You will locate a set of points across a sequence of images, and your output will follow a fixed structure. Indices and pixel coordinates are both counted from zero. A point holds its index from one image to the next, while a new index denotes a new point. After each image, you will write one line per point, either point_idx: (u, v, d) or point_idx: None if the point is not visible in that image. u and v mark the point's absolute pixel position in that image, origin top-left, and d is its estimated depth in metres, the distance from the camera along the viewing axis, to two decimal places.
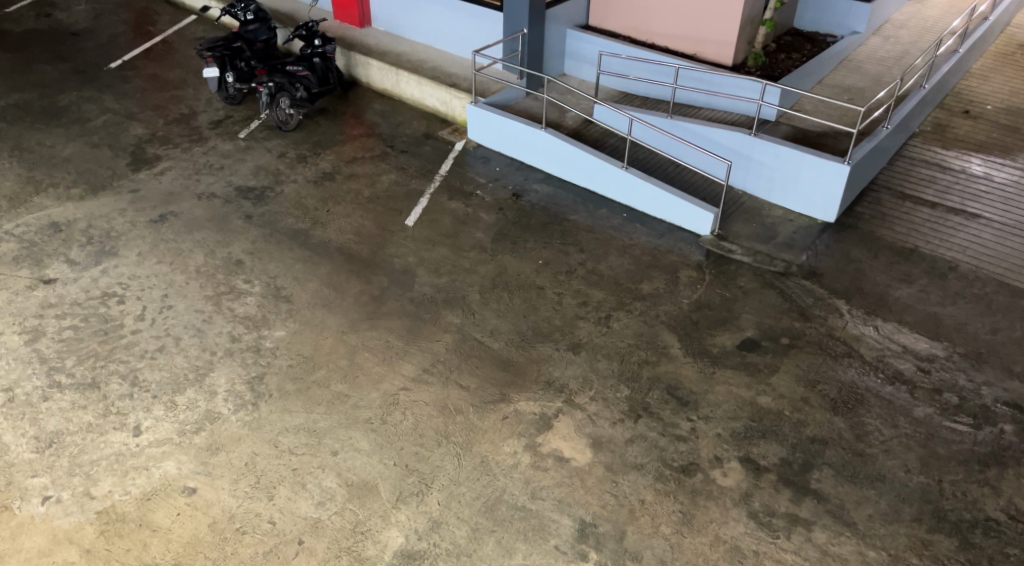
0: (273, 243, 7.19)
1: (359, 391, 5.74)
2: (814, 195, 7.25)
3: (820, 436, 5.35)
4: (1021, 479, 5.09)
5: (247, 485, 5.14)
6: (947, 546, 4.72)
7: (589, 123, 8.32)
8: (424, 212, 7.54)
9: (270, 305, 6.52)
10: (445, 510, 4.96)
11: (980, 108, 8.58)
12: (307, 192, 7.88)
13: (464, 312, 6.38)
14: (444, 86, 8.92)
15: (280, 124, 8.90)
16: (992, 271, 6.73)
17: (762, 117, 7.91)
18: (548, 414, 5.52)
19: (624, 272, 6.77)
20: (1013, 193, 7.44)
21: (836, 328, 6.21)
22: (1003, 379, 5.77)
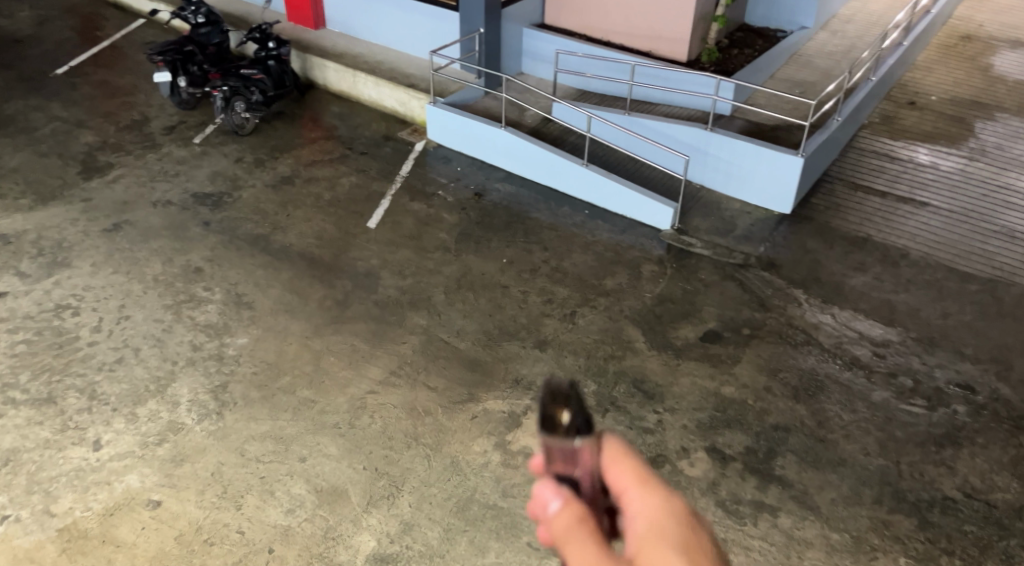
0: (232, 250, 7.09)
1: (325, 396, 5.69)
2: (771, 188, 7.40)
3: (782, 424, 5.47)
4: (975, 457, 5.27)
5: (214, 495, 5.07)
6: (907, 526, 4.86)
7: (548, 122, 8.37)
8: (386, 214, 7.50)
9: (231, 312, 6.42)
10: (417, 513, 4.95)
11: (925, 99, 8.84)
12: (265, 197, 7.79)
13: (429, 313, 6.37)
14: (402, 86, 8.88)
15: (237, 129, 8.77)
16: (941, 257, 6.95)
17: (718, 111, 8.04)
18: (517, 413, 5.54)
19: (588, 269, 6.83)
20: (959, 181, 7.67)
21: (795, 317, 6.35)
22: (954, 362, 5.96)
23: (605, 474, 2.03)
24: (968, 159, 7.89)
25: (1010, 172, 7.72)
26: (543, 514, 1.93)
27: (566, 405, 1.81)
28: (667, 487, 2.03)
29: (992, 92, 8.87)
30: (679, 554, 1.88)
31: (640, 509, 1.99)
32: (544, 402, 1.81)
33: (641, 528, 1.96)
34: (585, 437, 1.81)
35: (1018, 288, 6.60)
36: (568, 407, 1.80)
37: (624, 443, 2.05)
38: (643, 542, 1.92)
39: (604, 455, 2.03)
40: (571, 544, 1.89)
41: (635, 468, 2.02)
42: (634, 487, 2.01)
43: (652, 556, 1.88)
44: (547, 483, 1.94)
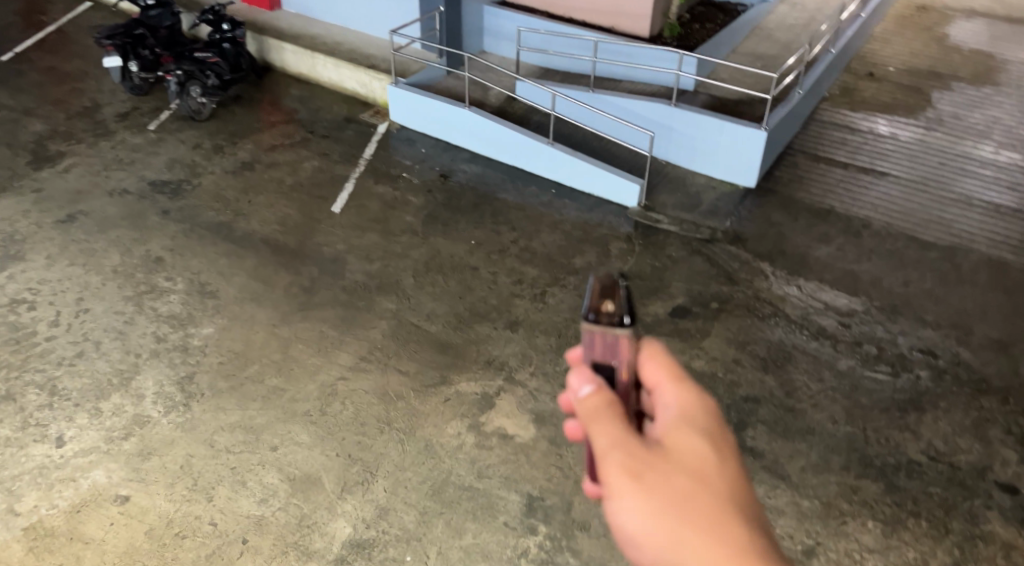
0: (194, 238, 6.93)
1: (295, 384, 5.62)
2: (735, 162, 7.43)
3: (752, 395, 5.54)
4: (938, 421, 5.39)
5: (184, 488, 4.99)
6: (875, 490, 4.96)
7: (512, 100, 8.30)
8: (351, 198, 7.39)
9: (195, 302, 6.29)
10: (392, 497, 4.93)
11: (883, 70, 8.94)
12: (225, 183, 7.62)
13: (398, 297, 6.31)
14: (362, 68, 8.73)
15: (193, 114, 8.57)
16: (902, 225, 7.06)
17: (681, 87, 8.04)
18: (489, 394, 5.52)
19: (556, 247, 6.81)
20: (918, 151, 7.79)
21: (762, 290, 6.41)
22: (917, 328, 6.08)
23: (639, 372, 2.20)
24: (926, 129, 8.01)
25: (966, 141, 7.86)
26: (575, 396, 2.08)
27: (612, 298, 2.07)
28: (698, 387, 2.19)
29: (948, 62, 8.99)
30: (703, 436, 2.04)
31: (671, 400, 2.15)
32: (594, 292, 2.06)
33: (670, 413, 2.12)
34: (628, 326, 2.06)
35: (976, 255, 6.74)
36: (614, 298, 2.06)
37: (661, 346, 2.23)
38: (670, 425, 2.07)
39: (642, 354, 2.20)
40: (598, 420, 2.02)
41: (669, 366, 2.19)
42: (667, 382, 2.18)
43: (678, 435, 2.04)
44: (584, 370, 2.11)
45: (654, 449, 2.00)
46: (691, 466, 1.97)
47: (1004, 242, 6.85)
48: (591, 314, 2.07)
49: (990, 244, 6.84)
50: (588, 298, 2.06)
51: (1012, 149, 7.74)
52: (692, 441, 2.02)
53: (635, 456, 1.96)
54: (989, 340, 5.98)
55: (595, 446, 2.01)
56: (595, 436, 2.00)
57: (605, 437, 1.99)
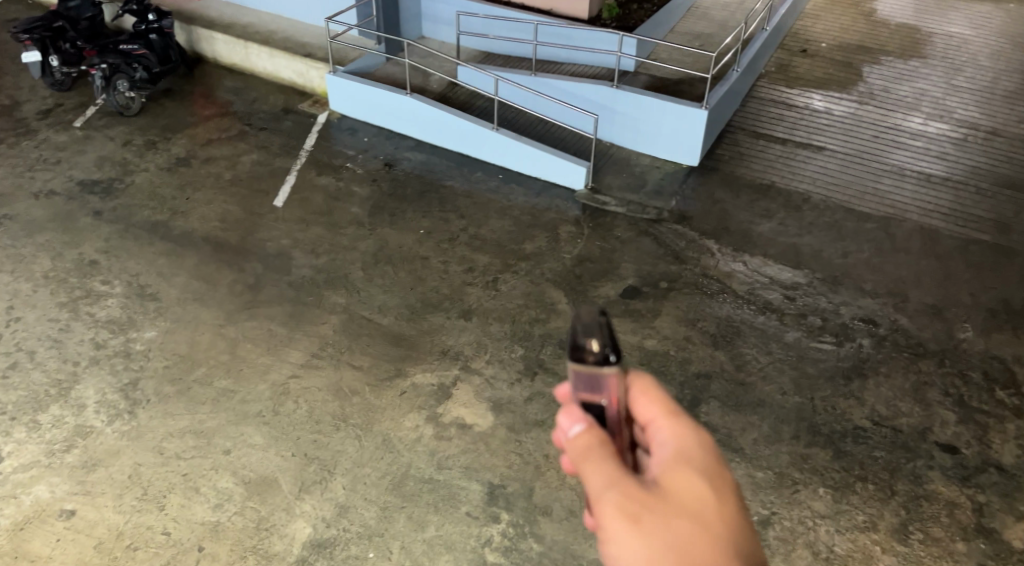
0: (129, 239, 6.68)
1: (245, 385, 5.48)
2: (677, 141, 7.51)
3: (704, 371, 5.64)
4: (881, 386, 5.57)
5: (134, 498, 4.83)
6: (824, 457, 5.11)
7: (454, 86, 8.21)
8: (293, 191, 7.22)
9: (134, 305, 6.07)
10: (352, 494, 4.86)
11: (815, 46, 9.12)
12: (160, 180, 7.35)
13: (348, 291, 6.20)
14: (298, 56, 8.51)
15: (121, 109, 8.20)
16: (840, 198, 7.25)
17: (622, 68, 8.07)
18: (446, 384, 5.49)
19: (505, 233, 6.79)
20: (852, 125, 7.98)
21: (709, 267, 6.51)
22: (858, 298, 6.26)
23: (633, 408, 2.23)
24: (858, 103, 8.22)
25: (896, 114, 8.09)
26: (566, 437, 2.10)
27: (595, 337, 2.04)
28: (694, 423, 2.22)
29: (876, 36, 9.23)
30: (700, 476, 2.06)
31: (666, 439, 2.17)
32: (576, 332, 2.03)
33: (666, 453, 2.14)
34: (614, 367, 2.04)
35: (909, 224, 6.96)
36: (597, 337, 2.03)
37: (653, 381, 2.26)
38: (666, 465, 2.10)
39: (636, 389, 2.23)
40: (590, 461, 2.04)
41: (663, 402, 2.22)
42: (662, 419, 2.21)
43: (676, 475, 2.06)
44: (573, 410, 2.13)
45: (651, 490, 2.02)
46: (690, 507, 1.99)
47: (935, 211, 7.09)
48: (575, 356, 2.05)
49: (922, 213, 7.07)
50: (570, 341, 2.04)
51: (940, 120, 8.00)
52: (690, 482, 2.04)
53: (630, 498, 1.99)
54: (925, 306, 6.19)
55: (589, 489, 2.03)
56: (588, 480, 2.03)
57: (599, 480, 2.02)
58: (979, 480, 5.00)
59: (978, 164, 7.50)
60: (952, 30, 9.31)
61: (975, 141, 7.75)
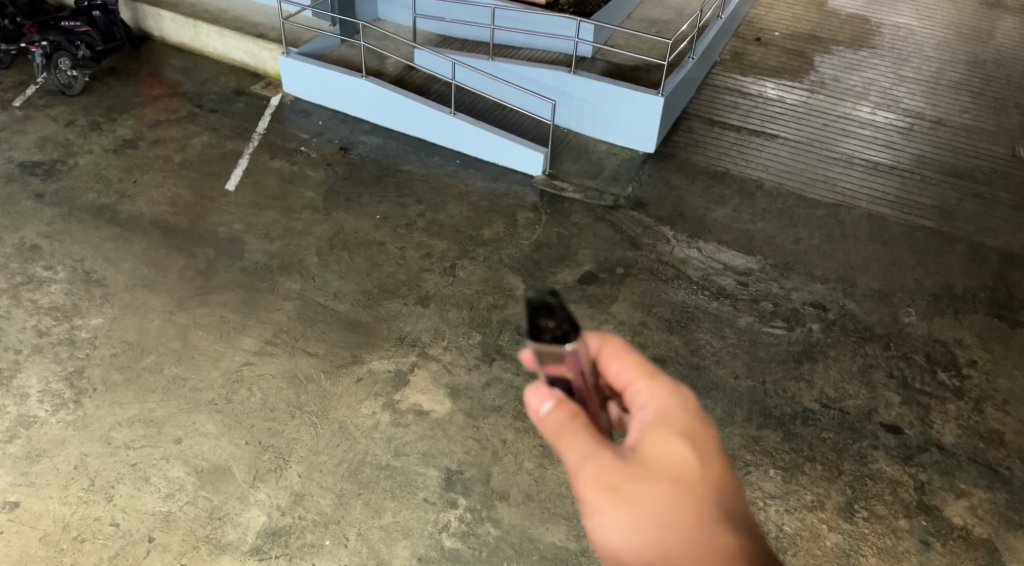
0: (73, 223, 6.47)
1: (197, 372, 5.38)
2: (634, 128, 7.54)
3: (659, 356, 5.71)
4: (830, 369, 5.72)
5: (80, 489, 4.72)
6: (774, 439, 5.23)
7: (410, 70, 8.11)
8: (246, 175, 7.07)
9: (79, 292, 5.90)
10: (307, 482, 4.82)
11: (769, 34, 9.24)
12: (106, 162, 7.13)
13: (303, 277, 6.11)
14: (250, 37, 8.31)
15: (63, 89, 7.91)
16: (792, 185, 7.38)
17: (579, 54, 8.06)
18: (403, 370, 5.46)
19: (463, 219, 6.76)
20: (804, 112, 8.12)
21: (665, 253, 6.58)
22: (808, 283, 6.40)
23: (608, 371, 2.26)
24: (810, 91, 8.36)
25: (847, 102, 8.25)
26: (536, 415, 2.10)
27: (550, 314, 1.99)
28: (670, 381, 2.25)
29: (827, 26, 9.38)
30: (680, 439, 2.10)
31: (645, 401, 2.20)
32: (529, 313, 1.98)
33: (647, 416, 2.17)
34: (573, 344, 1.98)
35: (858, 211, 7.13)
36: (554, 315, 1.98)
37: (625, 344, 2.28)
38: (648, 430, 2.13)
39: (605, 354, 2.27)
40: (565, 436, 2.07)
41: (638, 364, 2.25)
42: (639, 381, 2.23)
43: (657, 442, 2.10)
44: (540, 386, 2.11)
45: (631, 459, 2.06)
46: (673, 474, 2.04)
47: (883, 198, 7.27)
48: (533, 336, 1.99)
49: (870, 200, 7.25)
50: (526, 322, 1.98)
51: (887, 109, 8.19)
52: (671, 447, 2.09)
53: (610, 471, 2.03)
54: (872, 291, 6.36)
55: (568, 462, 2.07)
56: (566, 455, 2.06)
57: (577, 454, 2.05)
58: (921, 459, 5.18)
59: (923, 153, 7.71)
60: (900, 21, 9.51)
61: (921, 130, 7.96)
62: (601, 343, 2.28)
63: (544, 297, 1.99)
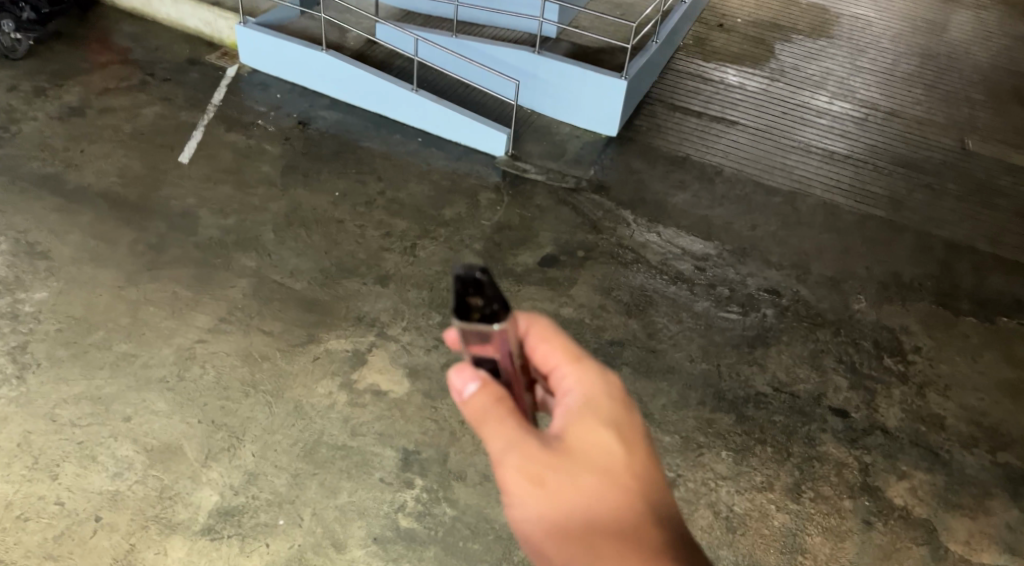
0: (17, 192, 6.23)
1: (147, 349, 5.25)
2: (597, 110, 7.54)
3: (617, 339, 5.76)
4: (782, 354, 5.83)
5: (23, 467, 4.58)
6: (728, 422, 5.33)
7: (371, 45, 7.97)
8: (200, 147, 6.88)
9: (23, 264, 5.69)
10: (261, 461, 4.76)
11: (732, 21, 9.29)
12: (51, 130, 6.87)
13: (259, 253, 5.99)
14: (205, 4, 8.05)
15: (7, 52, 7.58)
16: (750, 172, 7.48)
17: (544, 34, 8.00)
18: (360, 350, 5.41)
19: (424, 198, 6.69)
20: (763, 100, 8.21)
21: (625, 237, 6.61)
22: (764, 269, 6.51)
23: (536, 353, 2.29)
24: (769, 79, 8.45)
25: (804, 91, 8.36)
26: (461, 396, 2.12)
27: (478, 292, 2.00)
28: (596, 365, 2.30)
29: (788, 15, 9.47)
30: (605, 427, 2.16)
31: (572, 386, 2.25)
32: (457, 292, 1.98)
33: (573, 401, 2.22)
34: (500, 324, 1.98)
35: (813, 199, 7.26)
36: (482, 293, 1.99)
37: (553, 327, 2.32)
38: (573, 416, 2.18)
39: (534, 337, 2.29)
40: (488, 422, 2.10)
41: (564, 348, 2.29)
42: (566, 364, 2.28)
43: (581, 429, 2.16)
44: (465, 366, 2.14)
45: (555, 448, 2.11)
46: (595, 461, 2.11)
47: (837, 187, 7.41)
48: (460, 316, 1.99)
49: (824, 188, 7.38)
50: (452, 302, 1.98)
51: (843, 99, 8.32)
52: (595, 436, 2.14)
53: (533, 459, 2.08)
54: (825, 278, 6.50)
55: (491, 449, 2.11)
56: (489, 441, 2.10)
57: (500, 442, 2.09)
58: (866, 442, 5.33)
59: (877, 144, 7.87)
60: (858, 12, 9.65)
61: (875, 121, 8.12)
62: (530, 324, 2.31)
63: (473, 274, 1.98)
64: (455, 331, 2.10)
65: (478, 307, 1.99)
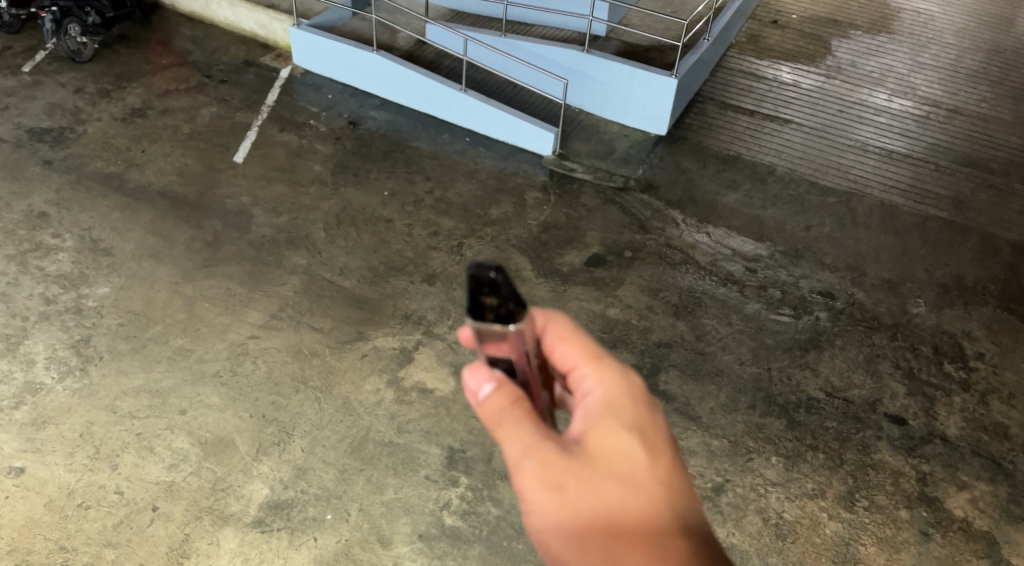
0: (82, 191, 6.46)
1: (202, 344, 5.39)
2: (646, 110, 7.47)
3: (665, 340, 5.69)
4: (836, 358, 5.69)
5: (85, 456, 4.75)
6: (778, 427, 5.22)
7: (421, 46, 8.04)
8: (254, 147, 7.04)
9: (87, 260, 5.90)
10: (310, 456, 4.84)
11: (787, 17, 9.09)
12: (114, 131, 7.10)
13: (309, 252, 6.10)
14: (261, 7, 8.22)
15: (73, 55, 7.87)
16: (804, 171, 7.31)
17: (594, 32, 7.96)
18: (407, 348, 5.46)
19: (471, 198, 6.72)
20: (819, 98, 8.01)
21: (673, 238, 6.53)
22: (817, 271, 6.35)
23: (557, 353, 2.25)
24: (826, 77, 8.24)
25: (862, 89, 8.13)
26: (476, 398, 2.09)
27: (493, 292, 2.01)
28: (617, 366, 2.25)
29: (846, 10, 9.22)
30: (628, 432, 2.11)
31: (592, 387, 2.20)
32: (470, 292, 1.99)
33: (594, 403, 2.17)
34: (515, 324, 1.97)
35: (870, 199, 7.06)
36: (495, 295, 2.00)
37: (573, 326, 2.28)
38: (593, 419, 2.13)
39: (554, 337, 2.25)
40: (505, 424, 2.06)
41: (584, 347, 2.25)
42: (586, 364, 2.23)
43: (603, 433, 2.10)
44: (480, 366, 2.11)
45: (575, 454, 2.06)
46: (616, 467, 2.06)
47: (895, 187, 7.19)
48: (474, 316, 1.98)
49: (883, 188, 7.17)
50: (466, 301, 1.98)
51: (904, 96, 8.07)
52: (617, 440, 2.09)
53: (551, 466, 2.03)
54: (881, 280, 6.31)
55: (508, 455, 2.07)
56: (505, 446, 2.06)
57: (517, 448, 2.05)
58: (924, 450, 5.16)
59: (939, 142, 7.61)
60: (920, 7, 9.32)
61: (937, 119, 7.85)
62: (547, 321, 2.26)
63: (487, 273, 2.02)
64: (469, 330, 2.08)
65: (494, 307, 1.99)
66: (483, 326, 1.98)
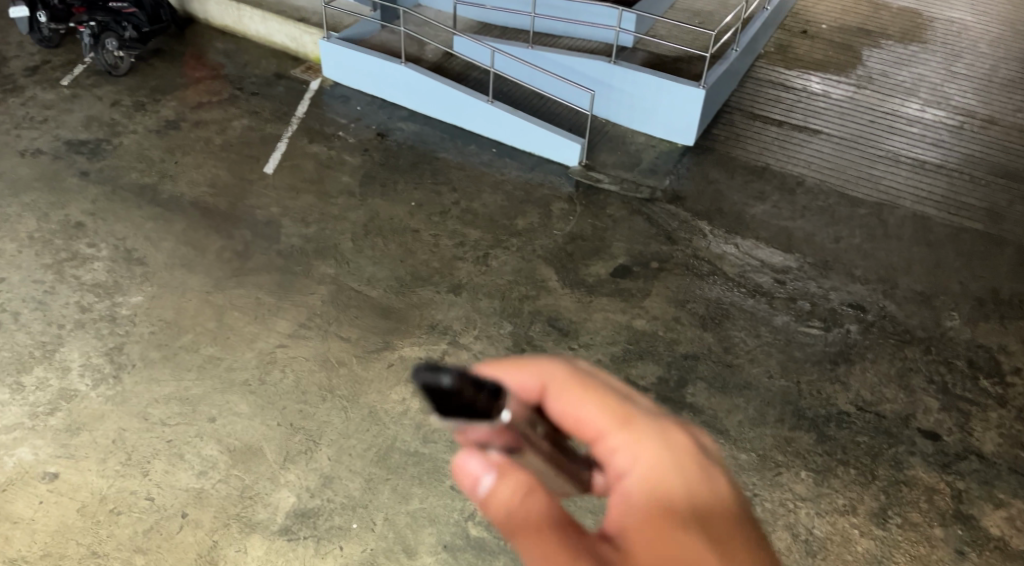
0: (117, 201, 6.59)
1: (232, 353, 5.46)
2: (674, 120, 7.45)
3: (692, 352, 5.64)
4: (866, 372, 5.60)
5: (117, 463, 4.82)
6: (807, 441, 5.14)
7: (449, 58, 8.10)
8: (284, 158, 7.13)
9: (121, 269, 6.01)
10: (337, 465, 4.87)
11: (816, 27, 9.02)
12: (149, 143, 7.25)
13: (337, 262, 6.15)
14: (292, 21, 8.35)
15: (110, 69, 8.06)
16: (834, 182, 7.23)
17: (620, 44, 7.96)
18: (433, 358, 5.48)
19: (497, 208, 6.74)
20: (849, 108, 7.92)
21: (701, 249, 6.49)
22: (848, 283, 6.27)
23: (583, 422, 2.12)
24: (856, 86, 8.16)
25: (893, 99, 8.03)
26: (480, 493, 1.91)
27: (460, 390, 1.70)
28: (651, 441, 2.08)
29: (877, 19, 9.11)
30: (671, 522, 1.91)
31: (627, 463, 2.05)
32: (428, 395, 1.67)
33: (632, 486, 2.00)
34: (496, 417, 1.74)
35: (902, 210, 6.95)
36: (469, 387, 1.71)
37: (599, 396, 2.14)
38: (632, 507, 1.95)
39: (574, 404, 2.14)
40: (522, 526, 1.90)
41: (614, 416, 2.11)
42: (619, 436, 2.09)
43: (643, 526, 1.91)
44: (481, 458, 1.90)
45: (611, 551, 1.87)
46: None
47: (928, 198, 7.08)
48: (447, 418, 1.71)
49: (915, 200, 7.06)
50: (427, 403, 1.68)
51: (937, 107, 7.96)
52: (659, 534, 1.89)
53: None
54: (914, 293, 6.20)
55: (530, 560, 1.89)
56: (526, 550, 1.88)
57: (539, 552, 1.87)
58: (959, 467, 5.05)
59: (973, 153, 7.48)
60: (953, 16, 9.18)
61: (971, 129, 7.72)
62: (551, 384, 2.17)
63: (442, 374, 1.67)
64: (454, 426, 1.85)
65: (465, 402, 1.70)
66: (451, 425, 1.73)
